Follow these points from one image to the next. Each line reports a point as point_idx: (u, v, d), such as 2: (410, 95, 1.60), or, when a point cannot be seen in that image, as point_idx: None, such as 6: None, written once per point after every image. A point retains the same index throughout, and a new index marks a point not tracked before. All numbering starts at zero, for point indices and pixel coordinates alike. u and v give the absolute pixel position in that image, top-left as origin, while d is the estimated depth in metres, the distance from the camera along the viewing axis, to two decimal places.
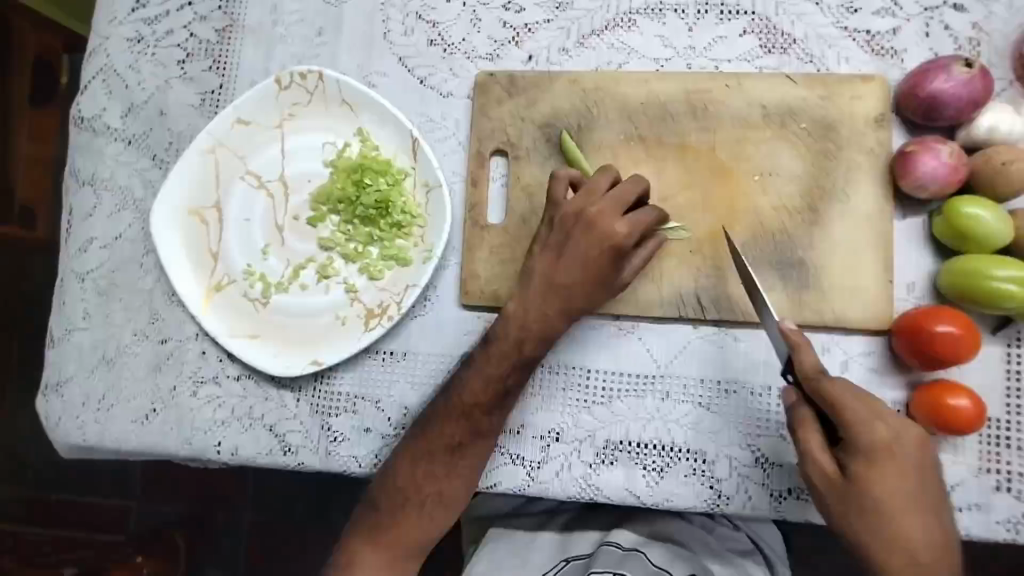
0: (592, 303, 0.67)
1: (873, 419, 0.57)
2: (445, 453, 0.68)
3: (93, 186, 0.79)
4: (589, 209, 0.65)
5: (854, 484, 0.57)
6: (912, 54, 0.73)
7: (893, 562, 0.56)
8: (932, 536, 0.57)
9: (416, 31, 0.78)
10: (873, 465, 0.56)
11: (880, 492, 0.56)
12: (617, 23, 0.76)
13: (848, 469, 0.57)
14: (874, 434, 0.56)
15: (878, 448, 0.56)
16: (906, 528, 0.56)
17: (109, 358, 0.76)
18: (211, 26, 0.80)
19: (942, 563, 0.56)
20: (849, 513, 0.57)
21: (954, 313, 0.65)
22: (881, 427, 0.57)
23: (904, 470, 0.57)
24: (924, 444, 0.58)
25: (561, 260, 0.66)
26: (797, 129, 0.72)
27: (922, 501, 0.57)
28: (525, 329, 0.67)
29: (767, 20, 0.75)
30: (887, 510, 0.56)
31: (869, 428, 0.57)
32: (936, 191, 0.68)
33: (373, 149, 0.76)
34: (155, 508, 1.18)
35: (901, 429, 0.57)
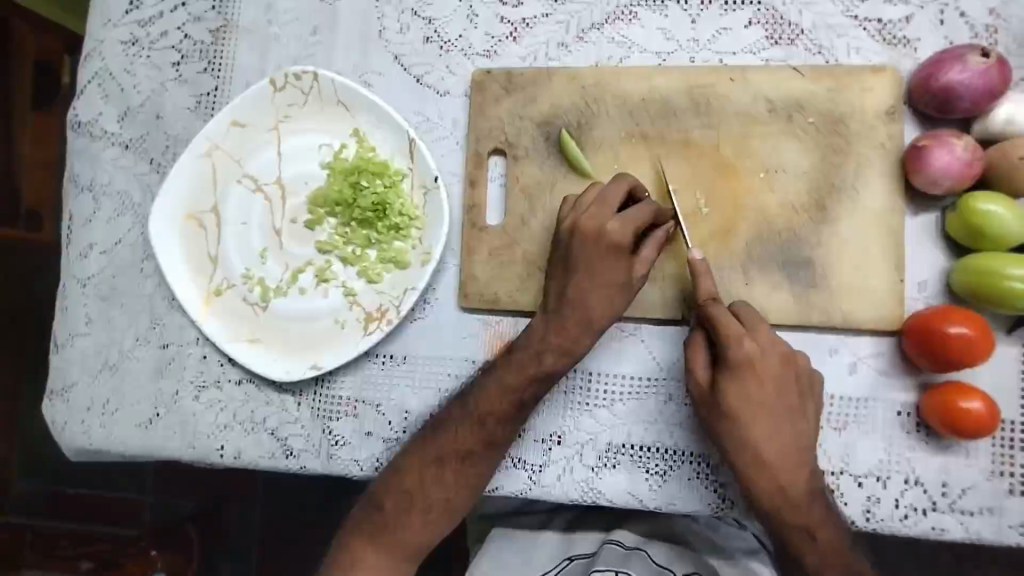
0: (614, 308, 0.66)
1: (742, 337, 0.63)
2: (456, 460, 0.68)
3: (92, 191, 0.78)
4: (580, 220, 0.66)
5: (716, 394, 0.63)
6: (926, 43, 0.70)
7: (741, 460, 0.63)
8: (783, 438, 0.63)
9: (412, 28, 0.77)
10: (734, 375, 0.63)
11: (736, 399, 0.63)
12: (617, 16, 0.74)
13: (714, 381, 0.64)
14: (740, 350, 0.62)
15: (742, 362, 0.62)
16: (755, 428, 0.63)
17: (112, 363, 0.77)
18: (205, 27, 0.79)
19: (788, 462, 0.63)
20: (712, 417, 0.64)
21: (969, 314, 0.63)
22: (749, 343, 0.63)
23: (764, 379, 0.63)
24: (791, 361, 0.63)
25: (569, 275, 0.66)
26: (804, 124, 0.70)
27: (779, 408, 0.63)
28: (545, 342, 0.66)
29: (773, 11, 0.72)
30: (741, 415, 0.63)
31: (738, 344, 0.62)
32: (950, 186, 0.65)
33: (369, 151, 0.75)
34: (171, 500, 1.20)
35: (769, 347, 0.63)
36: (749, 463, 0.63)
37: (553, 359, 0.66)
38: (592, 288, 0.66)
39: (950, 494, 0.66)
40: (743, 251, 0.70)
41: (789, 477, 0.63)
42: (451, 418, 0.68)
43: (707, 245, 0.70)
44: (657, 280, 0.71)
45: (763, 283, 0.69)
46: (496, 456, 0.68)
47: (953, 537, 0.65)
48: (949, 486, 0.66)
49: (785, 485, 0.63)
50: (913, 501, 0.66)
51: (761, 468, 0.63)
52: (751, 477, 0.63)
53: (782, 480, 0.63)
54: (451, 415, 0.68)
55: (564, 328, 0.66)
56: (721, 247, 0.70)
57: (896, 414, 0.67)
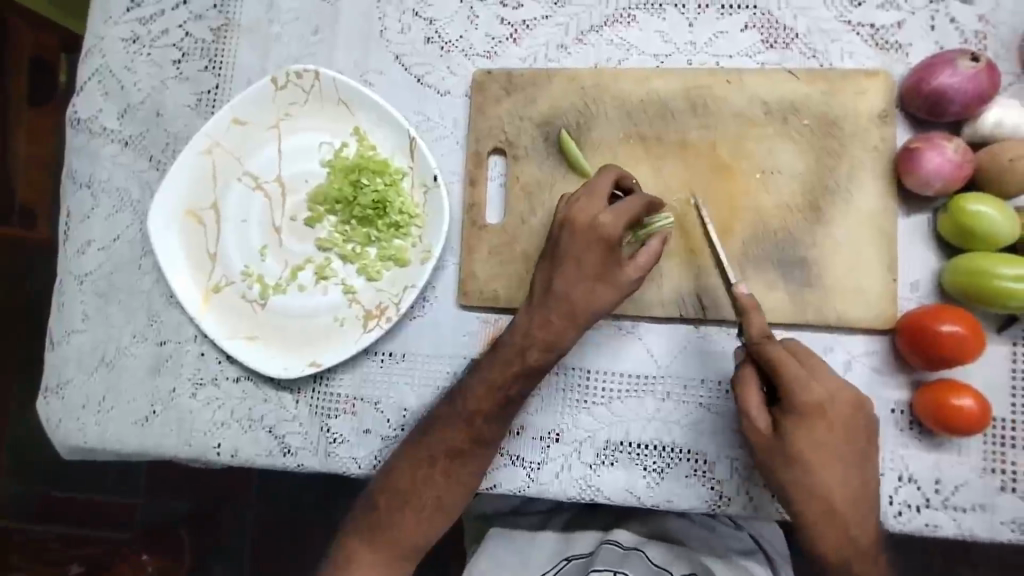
0: (598, 303, 0.66)
1: (811, 383, 0.61)
2: (445, 459, 0.68)
3: (90, 188, 0.78)
4: (568, 213, 0.67)
5: (785, 441, 0.62)
6: (917, 48, 0.71)
7: (810, 509, 0.62)
8: (851, 485, 0.62)
9: (413, 29, 0.77)
10: (804, 424, 0.61)
11: (809, 449, 0.61)
12: (616, 19, 0.75)
13: (779, 428, 0.62)
14: (809, 397, 0.61)
15: (812, 410, 0.61)
16: (826, 477, 0.61)
17: (108, 360, 0.76)
18: (206, 26, 0.79)
19: (856, 508, 0.62)
20: (776, 464, 0.63)
21: (956, 313, 0.64)
22: (817, 389, 0.61)
23: (834, 425, 0.61)
24: (857, 405, 0.62)
25: (556, 267, 0.67)
26: (799, 126, 0.71)
27: (847, 454, 0.62)
28: (530, 336, 0.67)
29: (769, 15, 0.73)
30: (810, 464, 0.61)
31: (806, 390, 0.61)
32: (941, 188, 0.66)
33: (370, 149, 0.75)
34: (163, 502, 1.19)
35: (835, 391, 0.62)
36: (818, 512, 0.62)
37: (539, 356, 0.67)
38: (577, 280, 0.66)
39: (943, 491, 0.67)
40: (739, 251, 0.71)
41: (858, 524, 0.62)
42: (442, 416, 0.68)
43: (704, 245, 0.71)
44: (654, 278, 0.72)
45: (759, 282, 0.70)
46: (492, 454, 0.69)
47: (946, 533, 0.66)
48: (942, 482, 0.67)
49: (854, 533, 0.62)
50: (907, 498, 0.67)
51: (831, 517, 0.62)
52: (819, 526, 0.62)
53: (852, 529, 0.62)
54: (442, 413, 0.68)
55: (547, 321, 0.66)
56: (718, 247, 0.71)
57: (890, 411, 0.68)
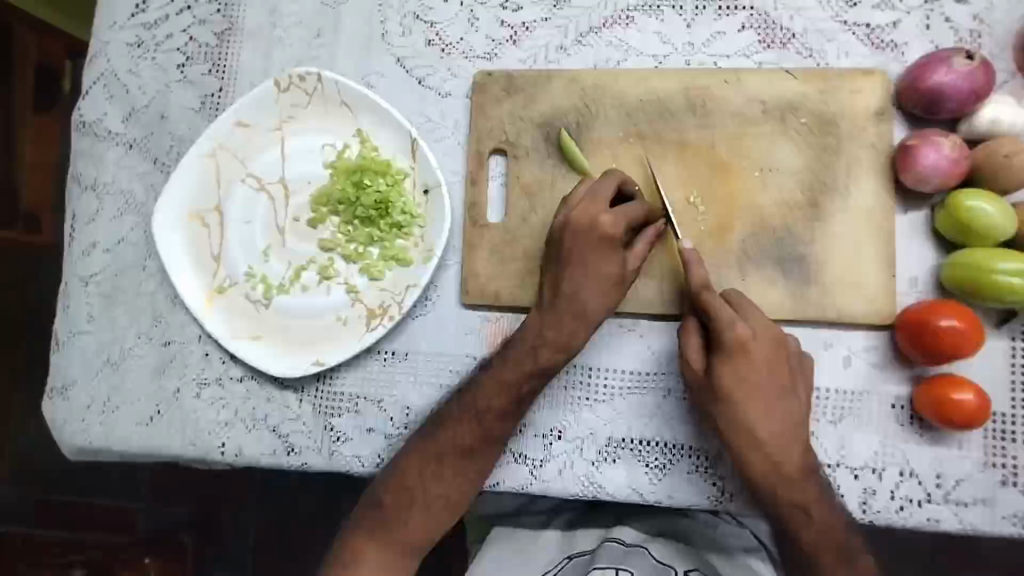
0: (607, 302, 0.67)
1: (735, 321, 0.64)
2: (457, 456, 0.69)
3: (95, 191, 0.79)
4: (573, 216, 0.68)
5: (712, 377, 0.65)
6: (913, 47, 0.72)
7: (737, 438, 0.65)
8: (777, 420, 0.64)
9: (414, 32, 0.78)
10: (730, 360, 0.64)
11: (731, 380, 0.64)
12: (615, 20, 0.76)
13: (709, 365, 0.65)
14: (732, 333, 0.64)
15: (735, 346, 0.64)
16: (752, 411, 0.64)
17: (113, 360, 0.77)
18: (210, 30, 0.80)
19: (781, 439, 0.64)
20: (708, 400, 0.66)
21: (957, 308, 0.65)
22: (740, 328, 0.64)
23: (758, 362, 0.64)
24: (785, 346, 0.65)
25: (563, 270, 0.68)
26: (797, 124, 0.72)
27: (772, 389, 0.64)
28: (541, 337, 0.67)
29: (766, 15, 0.74)
30: (736, 397, 0.64)
31: (730, 327, 0.64)
32: (938, 184, 0.67)
33: (372, 150, 0.76)
34: (164, 508, 1.19)
35: (761, 331, 0.65)
36: (743, 442, 0.65)
37: (550, 353, 0.67)
38: (587, 281, 0.67)
39: (945, 485, 0.67)
40: (739, 248, 0.71)
41: (785, 456, 0.64)
42: (446, 414, 0.69)
43: (704, 243, 0.72)
44: (653, 276, 0.72)
45: (758, 279, 0.71)
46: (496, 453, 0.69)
47: (948, 527, 0.66)
48: (943, 477, 0.67)
49: (779, 462, 0.64)
50: (908, 492, 0.67)
51: (756, 449, 0.64)
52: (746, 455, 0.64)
53: (776, 456, 0.64)
54: (454, 412, 0.69)
55: (560, 321, 0.67)
56: (718, 244, 0.72)
57: (891, 406, 0.69)
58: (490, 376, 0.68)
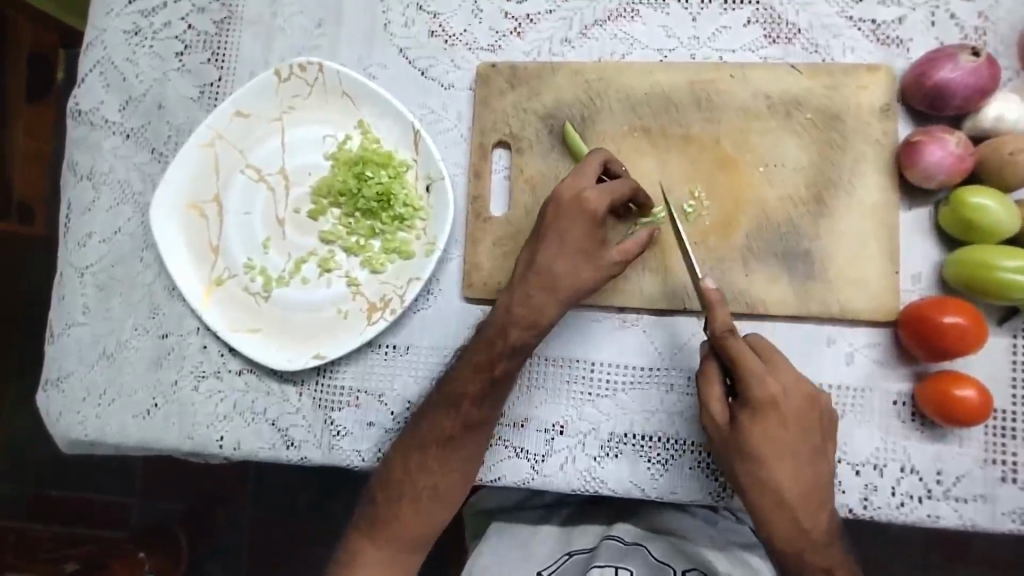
0: (581, 279, 0.65)
1: (766, 375, 0.62)
2: (437, 446, 0.68)
3: (91, 180, 0.78)
4: (557, 189, 0.66)
5: (738, 432, 0.63)
6: (918, 43, 0.72)
7: (761, 499, 0.63)
8: (803, 479, 0.62)
9: (417, 22, 0.78)
10: (757, 416, 0.62)
11: (759, 438, 0.62)
12: (620, 13, 0.76)
13: (735, 419, 0.63)
14: (763, 389, 0.61)
15: (765, 403, 0.62)
16: (779, 469, 0.62)
17: (109, 352, 0.76)
18: (210, 18, 0.79)
19: (807, 501, 0.62)
20: (731, 455, 0.64)
21: (960, 304, 0.65)
22: (771, 383, 0.62)
23: (786, 419, 0.62)
24: (813, 400, 0.63)
25: (541, 243, 0.66)
26: (801, 119, 0.72)
27: (801, 448, 0.62)
28: (509, 314, 0.66)
29: (771, 10, 0.74)
30: (762, 455, 0.62)
31: (761, 383, 0.62)
32: (942, 181, 0.67)
33: (374, 142, 0.75)
34: (163, 504, 1.18)
35: (790, 385, 0.62)
36: (768, 502, 0.63)
37: (519, 332, 0.66)
38: (562, 255, 0.65)
39: (945, 481, 0.67)
40: (742, 244, 0.71)
41: (809, 517, 0.62)
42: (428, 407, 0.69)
43: (708, 237, 0.72)
44: (652, 271, 0.72)
45: (762, 274, 0.71)
46: (478, 440, 0.68)
47: (948, 524, 0.66)
48: (943, 473, 0.67)
49: (805, 525, 0.62)
50: (909, 489, 0.67)
51: (780, 509, 0.63)
52: (770, 517, 0.63)
53: (803, 521, 0.62)
54: (437, 402, 0.68)
55: (529, 299, 0.66)
56: (721, 240, 0.71)
57: (892, 403, 0.69)
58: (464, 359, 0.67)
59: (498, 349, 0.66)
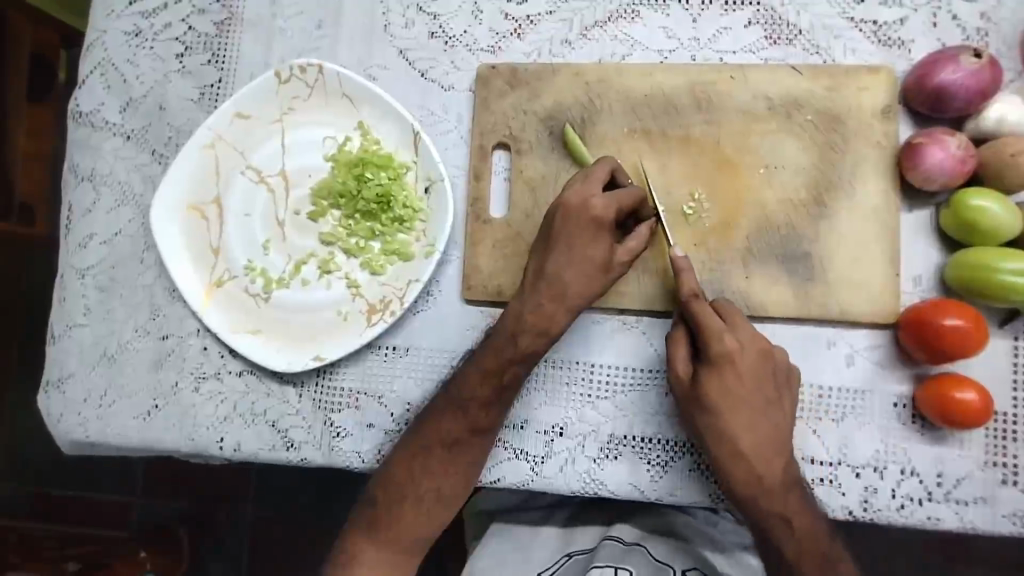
0: (590, 287, 0.66)
1: (724, 331, 0.64)
2: (442, 449, 0.68)
3: (92, 182, 0.78)
4: (564, 196, 0.66)
5: (696, 385, 0.65)
6: (920, 44, 0.72)
7: (719, 450, 0.65)
8: (759, 432, 0.64)
9: (417, 24, 0.78)
10: (715, 369, 0.64)
11: (715, 389, 0.64)
12: (620, 14, 0.76)
13: (695, 375, 0.65)
14: (720, 343, 0.64)
15: (721, 357, 0.64)
16: (733, 421, 0.64)
17: (110, 354, 0.76)
18: (209, 19, 0.79)
19: (764, 454, 0.64)
20: (691, 409, 0.65)
21: (961, 306, 0.65)
22: (728, 339, 0.64)
23: (742, 372, 0.64)
24: (769, 356, 0.65)
25: (549, 251, 0.66)
26: (802, 121, 0.71)
27: (757, 400, 0.64)
28: (519, 321, 0.66)
29: (772, 11, 0.74)
30: (718, 407, 0.64)
31: (719, 338, 0.64)
32: (944, 183, 0.67)
33: (373, 144, 0.75)
34: (164, 504, 1.18)
35: (748, 342, 0.65)
36: (726, 454, 0.64)
37: (530, 339, 0.66)
38: (572, 263, 0.65)
39: (945, 484, 0.67)
40: (743, 245, 0.71)
41: (766, 467, 0.64)
42: (436, 409, 0.68)
43: (708, 239, 0.71)
44: (652, 273, 0.72)
45: (762, 276, 0.71)
46: (486, 444, 0.68)
47: (948, 526, 0.66)
48: (944, 476, 0.67)
49: (761, 475, 0.64)
50: (909, 491, 0.67)
51: (738, 459, 0.64)
52: (727, 467, 0.64)
53: (759, 470, 0.64)
54: (437, 404, 0.68)
55: (539, 305, 0.66)
56: (722, 242, 0.71)
57: (892, 405, 0.69)
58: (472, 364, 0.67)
59: (497, 352, 0.66)
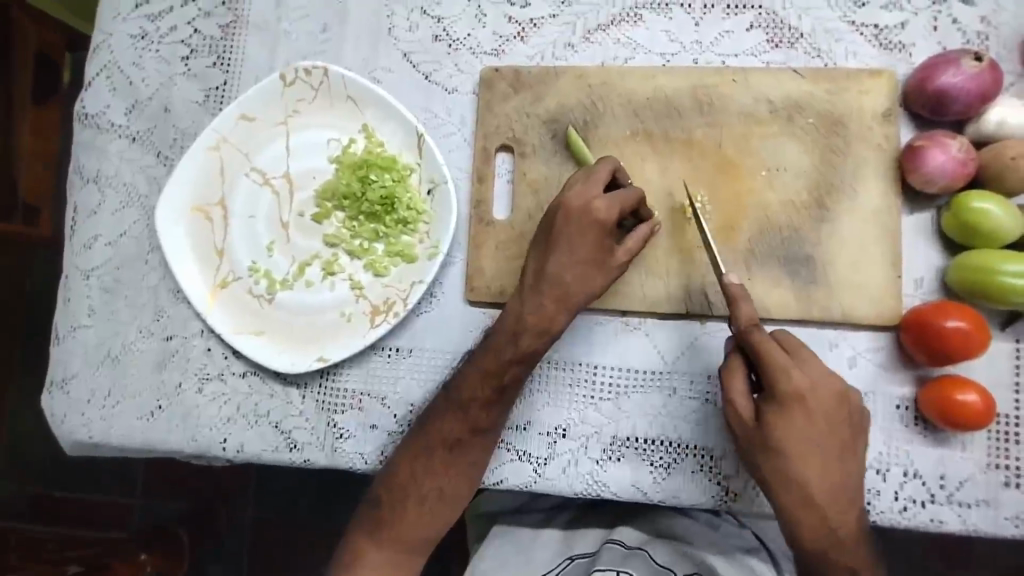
0: (590, 288, 0.66)
1: (792, 369, 0.61)
2: (444, 450, 0.68)
3: (97, 183, 0.78)
4: (567, 196, 0.66)
5: (762, 427, 0.61)
6: (921, 48, 0.72)
7: (789, 499, 0.61)
8: (832, 478, 0.61)
9: (421, 27, 0.78)
10: (784, 412, 0.61)
11: (785, 434, 0.60)
12: (623, 18, 0.76)
13: (760, 414, 0.62)
14: (790, 383, 0.60)
15: (792, 397, 0.60)
16: (806, 468, 0.60)
17: (114, 354, 0.76)
18: (215, 22, 0.80)
19: (837, 502, 0.61)
20: (757, 452, 0.62)
21: (963, 308, 0.65)
22: (798, 378, 0.60)
23: (814, 414, 0.60)
24: (841, 397, 0.61)
25: (550, 252, 0.66)
26: (804, 124, 0.72)
27: (829, 445, 0.61)
28: (520, 322, 0.66)
29: (774, 15, 0.74)
30: (788, 453, 0.61)
31: (788, 377, 0.60)
32: (945, 185, 0.67)
33: (377, 146, 0.76)
34: (166, 506, 1.18)
35: (818, 381, 0.61)
36: (796, 501, 0.61)
37: (530, 340, 0.66)
38: (573, 265, 0.66)
39: (948, 486, 0.67)
40: (745, 247, 0.71)
41: (838, 516, 0.61)
42: (436, 411, 0.69)
43: (711, 241, 0.72)
44: (654, 274, 0.72)
45: (764, 278, 0.71)
46: (487, 445, 0.69)
47: (951, 528, 0.66)
48: (946, 478, 0.67)
49: (834, 525, 0.61)
50: (912, 493, 0.67)
51: (809, 508, 0.61)
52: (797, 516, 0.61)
53: (832, 520, 0.61)
54: (439, 406, 0.69)
55: (541, 307, 0.66)
56: (725, 243, 0.72)
57: (894, 407, 0.69)
58: (472, 365, 0.68)
59: (499, 353, 0.66)
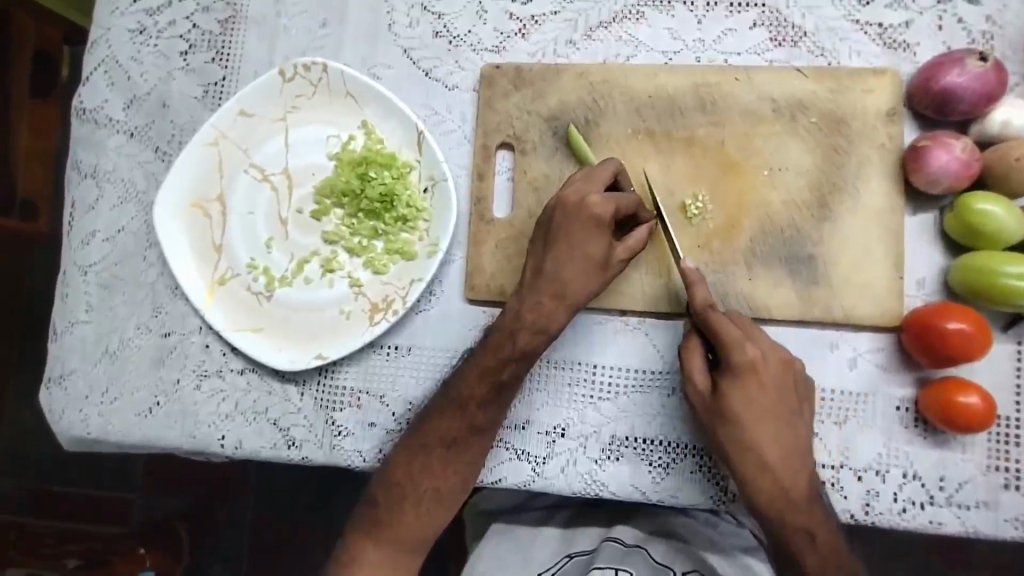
0: (588, 285, 0.66)
1: (744, 341, 0.64)
2: (441, 448, 0.68)
3: (95, 178, 0.78)
4: (563, 193, 0.66)
5: (717, 395, 0.64)
6: (925, 47, 0.72)
7: (744, 466, 0.63)
8: (784, 444, 0.63)
9: (421, 23, 0.77)
10: (737, 379, 0.63)
11: (737, 399, 0.63)
12: (625, 15, 0.76)
13: (715, 385, 0.64)
14: (741, 353, 0.63)
15: (743, 366, 0.63)
16: (758, 432, 0.63)
17: (111, 351, 0.76)
18: (214, 17, 0.79)
19: (789, 466, 0.62)
20: (713, 422, 0.64)
21: (965, 310, 0.64)
22: (749, 347, 0.63)
23: (765, 383, 0.63)
24: (790, 367, 0.64)
25: (548, 249, 0.66)
26: (807, 123, 0.71)
27: (779, 411, 0.63)
28: (518, 320, 0.66)
29: (777, 13, 0.74)
30: (740, 417, 0.63)
31: (740, 347, 0.63)
32: (949, 186, 0.67)
33: (377, 142, 0.75)
34: (164, 502, 1.18)
35: (768, 352, 0.64)
36: (750, 466, 0.63)
37: (528, 338, 0.66)
38: (571, 262, 0.65)
39: (947, 488, 0.67)
40: (746, 247, 0.71)
41: (791, 478, 0.62)
42: (434, 409, 0.68)
43: (711, 241, 0.71)
44: (654, 273, 0.72)
45: (766, 278, 0.70)
46: (485, 443, 0.68)
47: (950, 530, 0.66)
48: (946, 480, 0.67)
49: (787, 487, 0.62)
50: (911, 495, 0.67)
51: (762, 471, 0.62)
52: (751, 477, 0.62)
53: (785, 481, 0.62)
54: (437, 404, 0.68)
55: (538, 304, 0.66)
56: (725, 243, 0.71)
57: (895, 408, 0.68)
58: (469, 364, 0.67)
59: (497, 352, 0.66)
